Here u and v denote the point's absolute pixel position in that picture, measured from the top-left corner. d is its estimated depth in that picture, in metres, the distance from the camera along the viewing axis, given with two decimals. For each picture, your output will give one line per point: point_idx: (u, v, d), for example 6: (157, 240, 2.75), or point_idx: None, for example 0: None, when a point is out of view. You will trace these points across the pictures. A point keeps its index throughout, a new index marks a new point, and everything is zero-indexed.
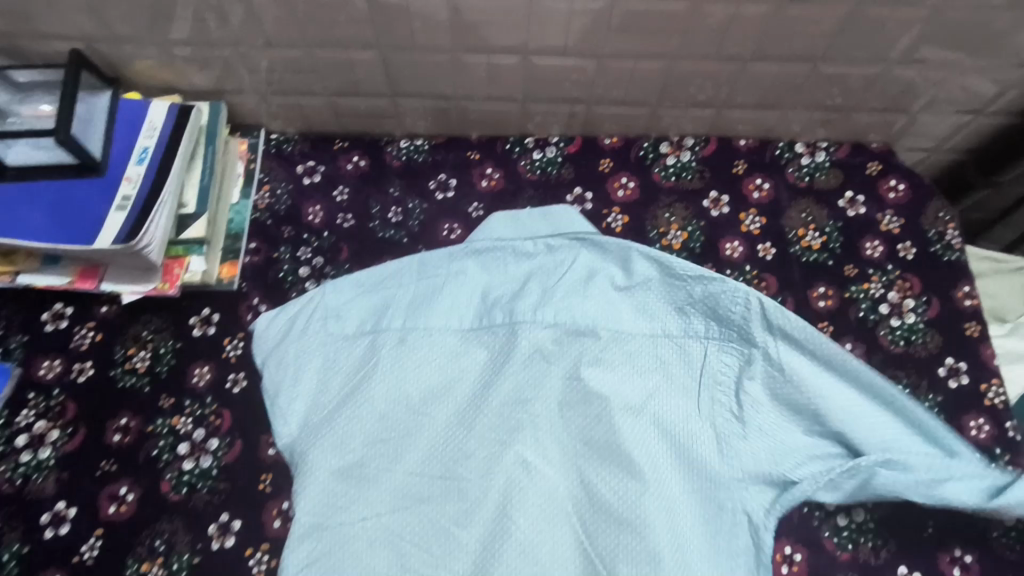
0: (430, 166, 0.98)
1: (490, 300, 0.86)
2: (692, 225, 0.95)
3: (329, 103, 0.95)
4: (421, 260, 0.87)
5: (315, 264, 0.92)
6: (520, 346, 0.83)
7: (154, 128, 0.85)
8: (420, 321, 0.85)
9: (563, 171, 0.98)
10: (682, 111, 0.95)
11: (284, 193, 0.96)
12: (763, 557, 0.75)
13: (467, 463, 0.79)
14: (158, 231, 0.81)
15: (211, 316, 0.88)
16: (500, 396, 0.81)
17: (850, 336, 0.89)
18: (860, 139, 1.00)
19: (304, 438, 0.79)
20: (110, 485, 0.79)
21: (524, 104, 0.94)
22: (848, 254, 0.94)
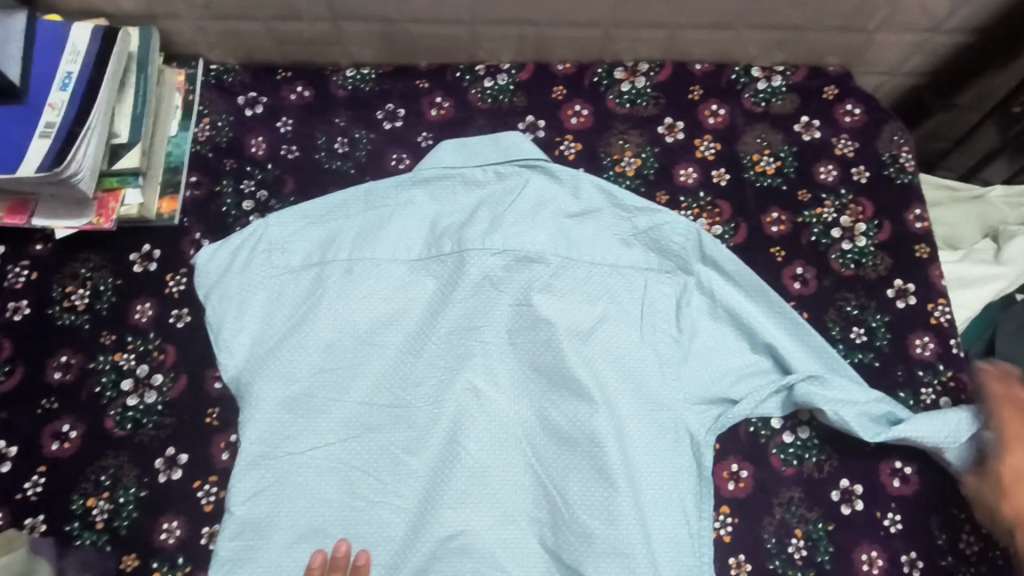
0: (378, 95, 0.94)
1: (439, 229, 0.85)
2: (646, 152, 0.93)
3: (268, 29, 0.91)
4: (368, 191, 0.86)
5: (258, 197, 0.89)
6: (469, 275, 0.82)
7: (77, 51, 0.80)
8: (366, 252, 0.83)
9: (515, 99, 0.95)
10: (635, 34, 0.93)
11: (225, 125, 0.92)
12: (705, 472, 0.78)
13: (417, 391, 0.79)
14: (88, 159, 0.77)
15: (153, 252, 0.85)
16: (449, 325, 0.81)
17: (802, 260, 0.89)
18: (817, 63, 0.98)
19: (249, 369, 0.78)
20: (52, 422, 0.78)
21: (472, 27, 0.91)
22: (803, 179, 0.93)
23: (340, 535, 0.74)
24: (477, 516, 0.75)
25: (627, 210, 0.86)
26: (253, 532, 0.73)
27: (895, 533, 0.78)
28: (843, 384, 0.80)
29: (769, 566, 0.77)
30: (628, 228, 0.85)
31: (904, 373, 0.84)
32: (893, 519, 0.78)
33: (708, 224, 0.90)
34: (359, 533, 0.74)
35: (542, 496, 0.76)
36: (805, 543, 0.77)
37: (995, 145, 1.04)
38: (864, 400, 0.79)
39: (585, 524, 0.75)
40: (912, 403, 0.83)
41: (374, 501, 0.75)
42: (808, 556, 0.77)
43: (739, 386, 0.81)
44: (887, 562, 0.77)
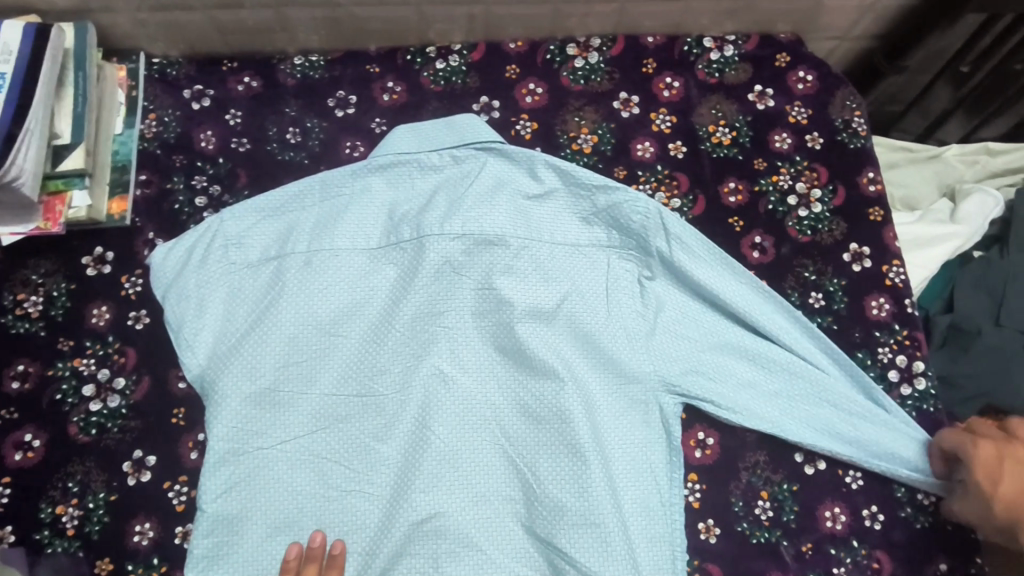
0: (328, 82, 0.93)
1: (397, 216, 0.84)
2: (601, 129, 0.93)
3: (209, 18, 0.88)
4: (323, 180, 0.85)
5: (212, 193, 0.87)
6: (430, 262, 0.82)
7: (9, 48, 0.77)
8: (325, 243, 0.82)
9: (469, 80, 0.94)
10: (584, 8, 0.92)
11: (172, 120, 0.90)
12: (674, 442, 0.80)
13: (383, 379, 0.79)
14: (29, 162, 0.75)
15: (105, 254, 0.84)
16: (412, 312, 0.81)
17: (760, 229, 0.90)
18: (768, 31, 0.99)
19: (212, 367, 0.77)
20: (13, 432, 0.77)
21: (419, 8, 0.90)
22: (758, 148, 0.94)
23: (315, 526, 0.74)
24: (450, 498, 0.76)
25: (586, 188, 0.86)
26: (226, 529, 0.73)
27: (856, 488, 0.81)
28: (796, 345, 0.84)
29: (737, 528, 0.79)
30: (586, 207, 0.86)
31: (861, 334, 0.86)
32: (853, 476, 0.81)
33: (666, 198, 0.91)
34: (332, 523, 0.75)
35: (513, 475, 0.78)
36: (771, 503, 0.80)
37: (949, 104, 1.05)
38: (817, 363, 0.84)
39: (558, 499, 0.76)
40: (869, 362, 0.85)
41: (346, 490, 0.76)
42: (774, 516, 0.79)
43: (702, 356, 0.83)
44: (849, 516, 0.80)
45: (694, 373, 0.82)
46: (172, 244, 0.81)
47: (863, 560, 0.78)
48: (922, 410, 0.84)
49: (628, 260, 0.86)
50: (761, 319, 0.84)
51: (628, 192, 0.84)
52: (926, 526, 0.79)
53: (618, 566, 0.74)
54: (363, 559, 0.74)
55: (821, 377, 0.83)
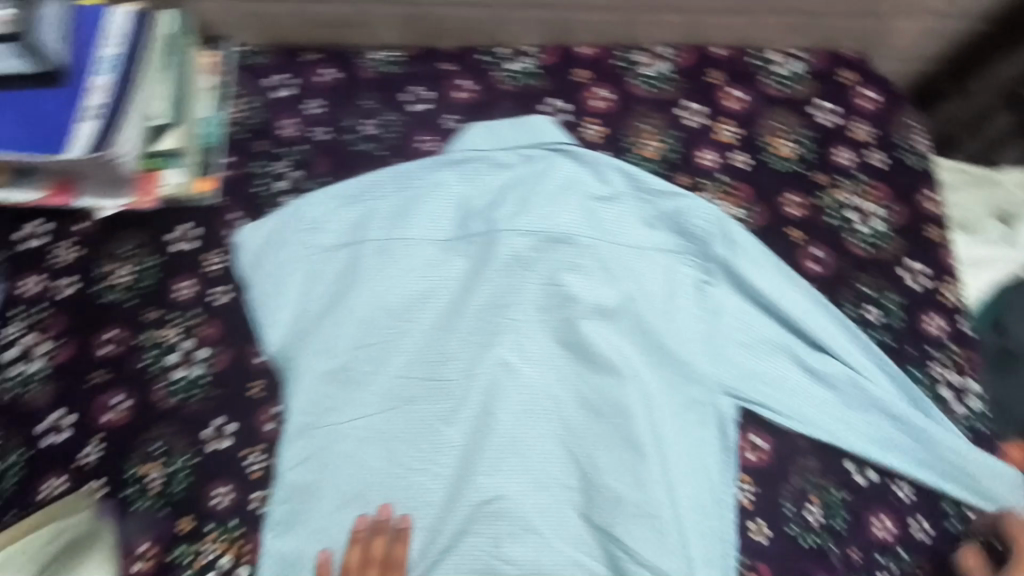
0: (405, 78, 0.95)
1: (469, 210, 0.87)
2: (668, 136, 0.96)
3: (297, 10, 0.92)
4: (399, 172, 0.88)
5: (293, 177, 0.91)
6: (501, 255, 0.85)
7: (118, 34, 0.82)
8: (398, 231, 0.86)
9: (541, 82, 0.97)
10: (655, 17, 0.95)
11: (256, 106, 0.93)
12: (729, 443, 0.84)
13: (452, 365, 0.83)
14: (132, 142, 0.80)
15: (191, 232, 0.87)
16: (481, 303, 0.84)
17: (817, 241, 0.93)
18: (834, 47, 1.01)
19: (292, 344, 0.82)
20: (103, 394, 0.81)
21: (498, 10, 0.93)
22: (819, 162, 0.96)
23: (382, 501, 0.78)
24: (512, 482, 0.80)
25: (653, 193, 0.89)
26: (302, 499, 0.77)
27: (905, 501, 0.84)
28: (849, 355, 0.87)
29: (787, 530, 0.83)
30: (652, 210, 0.88)
31: (913, 348, 0.89)
32: (902, 489, 0.84)
33: (728, 206, 0.94)
34: (401, 500, 0.79)
35: (573, 464, 0.81)
36: (820, 508, 0.84)
37: (1008, 130, 1.04)
38: (870, 374, 0.86)
39: (615, 489, 0.80)
40: (920, 376, 0.88)
41: (415, 469, 0.80)
42: (823, 521, 0.83)
43: (758, 361, 0.86)
44: (896, 526, 0.83)
45: (748, 377, 0.85)
46: (259, 226, 0.85)
47: (908, 567, 0.81)
48: (973, 428, 0.86)
49: (688, 264, 0.88)
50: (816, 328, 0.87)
51: (694, 199, 0.87)
52: (973, 540, 0.82)
53: (671, 557, 0.78)
54: (428, 534, 0.78)
55: (874, 386, 0.85)
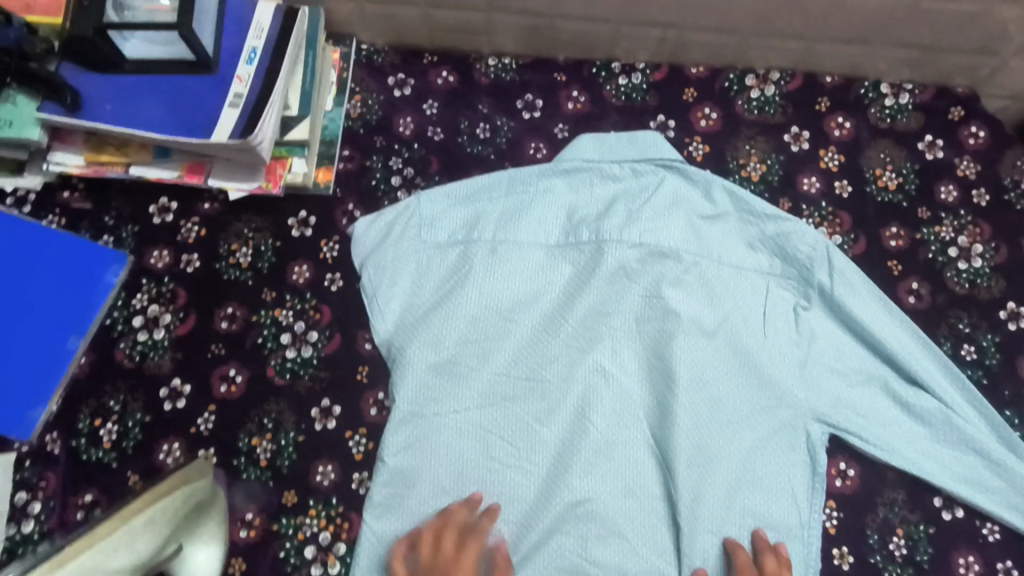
0: (518, 85, 0.99)
1: (577, 219, 0.90)
2: (771, 159, 0.97)
3: (423, 15, 0.95)
4: (511, 176, 0.91)
5: (406, 174, 0.95)
6: (604, 265, 0.88)
7: (262, 28, 0.87)
8: (509, 234, 0.89)
9: (648, 99, 0.99)
10: (771, 43, 0.95)
11: (375, 103, 0.97)
12: (819, 471, 0.84)
13: (551, 368, 0.85)
14: (269, 129, 0.83)
15: (308, 218, 0.92)
16: (583, 310, 0.87)
17: (917, 275, 0.93)
18: (946, 83, 1.00)
19: (401, 334, 0.85)
20: (220, 366, 0.86)
21: (616, 26, 0.94)
22: (923, 197, 0.96)
23: (476, 493, 0.81)
24: (603, 487, 0.82)
25: (757, 215, 0.90)
26: (401, 482, 0.81)
27: (992, 541, 0.83)
28: (947, 394, 0.86)
29: (870, 560, 0.82)
30: (755, 233, 0.90)
31: (1010, 392, 0.88)
32: (990, 529, 0.83)
33: (828, 234, 0.94)
34: (494, 493, 0.81)
35: (663, 475, 0.83)
36: (905, 541, 0.83)
37: None
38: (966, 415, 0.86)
39: (703, 504, 0.81)
40: (1016, 422, 0.87)
41: (509, 465, 0.82)
42: (908, 554, 0.82)
43: (850, 391, 0.86)
44: (982, 566, 0.82)
45: (842, 405, 0.86)
46: (373, 219, 0.89)
47: None
48: None
49: (787, 288, 0.90)
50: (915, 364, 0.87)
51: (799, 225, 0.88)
52: None
53: None
54: (518, 530, 0.81)
55: (968, 426, 0.85)
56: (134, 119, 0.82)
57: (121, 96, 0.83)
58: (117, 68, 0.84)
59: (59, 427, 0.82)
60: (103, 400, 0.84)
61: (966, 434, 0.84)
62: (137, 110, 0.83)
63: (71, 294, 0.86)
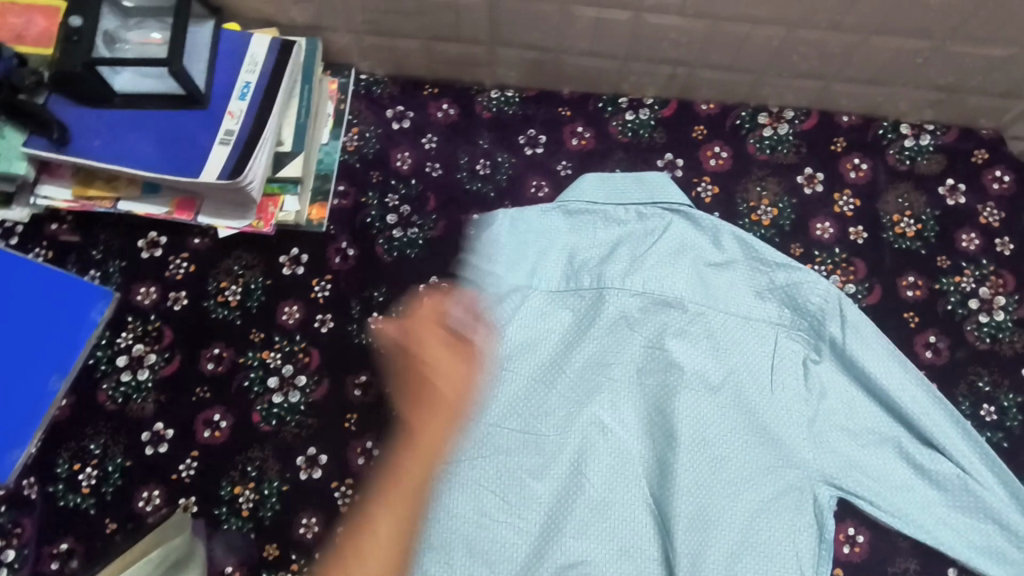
0: (521, 119, 0.96)
1: (578, 263, 0.87)
2: (783, 202, 0.93)
3: (424, 47, 0.92)
4: (511, 214, 0.87)
5: (402, 212, 0.91)
6: (602, 314, 0.85)
7: (256, 62, 0.84)
8: (507, 277, 0.85)
9: (656, 135, 0.96)
10: (785, 82, 0.91)
11: (372, 137, 0.95)
12: (826, 536, 0.79)
13: (548, 420, 0.82)
14: (260, 167, 0.81)
15: (301, 256, 0.89)
16: (582, 359, 0.84)
17: (934, 328, 0.88)
18: (969, 124, 0.95)
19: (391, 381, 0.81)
20: (204, 410, 0.83)
21: (624, 62, 0.91)
22: (943, 245, 0.92)
23: (464, 554, 0.77)
24: (599, 548, 0.78)
25: (766, 264, 0.86)
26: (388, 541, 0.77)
27: None
28: (965, 457, 0.81)
29: None
30: (769, 283, 0.86)
31: None
32: None
33: (841, 282, 0.90)
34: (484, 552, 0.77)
35: (661, 537, 0.79)
36: None
37: None
38: (987, 482, 0.80)
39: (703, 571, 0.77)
40: None
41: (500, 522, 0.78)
42: None
43: (862, 453, 0.81)
44: None
45: (852, 467, 0.81)
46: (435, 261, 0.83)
47: None
48: None
49: (796, 339, 0.85)
50: (932, 424, 0.82)
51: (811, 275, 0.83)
52: None
53: None
54: None
55: (989, 494, 0.80)
56: (122, 154, 0.80)
57: (109, 131, 0.80)
58: (105, 101, 0.81)
59: (37, 471, 0.80)
60: (83, 443, 0.81)
61: (986, 504, 0.79)
62: (125, 146, 0.80)
63: (53, 329, 0.83)
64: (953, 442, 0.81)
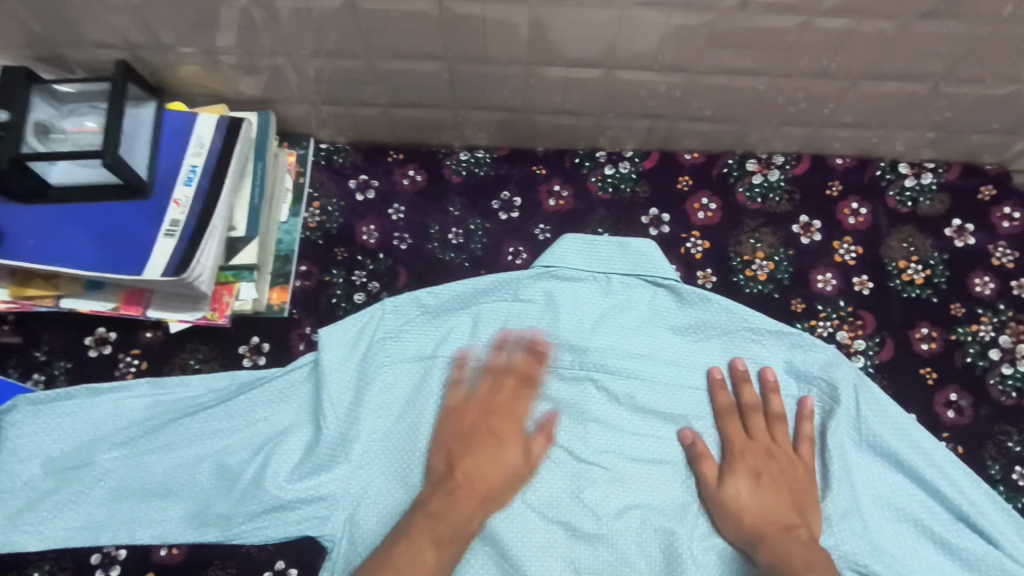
0: (493, 181, 0.90)
1: (142, 437, 0.76)
2: (779, 255, 0.87)
3: (385, 114, 0.85)
4: (183, 415, 0.77)
5: (371, 289, 0.85)
6: (79, 457, 0.76)
7: (202, 145, 0.79)
8: (163, 462, 0.76)
9: (638, 189, 0.90)
10: (772, 129, 0.85)
11: (335, 210, 0.89)
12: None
13: (181, 509, 0.74)
14: (209, 259, 0.75)
15: (261, 344, 0.83)
16: (159, 467, 0.76)
17: (955, 385, 0.81)
18: (973, 160, 0.89)
19: (342, 502, 0.75)
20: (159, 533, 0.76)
21: (599, 118, 0.85)
22: (956, 291, 0.85)
23: None
24: None
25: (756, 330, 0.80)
26: None
27: None
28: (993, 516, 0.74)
29: None
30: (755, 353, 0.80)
31: None
32: None
33: (849, 338, 0.83)
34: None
35: None
36: None
37: None
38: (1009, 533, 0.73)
39: None
40: None
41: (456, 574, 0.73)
42: None
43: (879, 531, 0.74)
44: None
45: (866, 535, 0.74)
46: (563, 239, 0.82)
47: None
48: None
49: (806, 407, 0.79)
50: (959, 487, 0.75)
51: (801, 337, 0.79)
52: None
53: None
54: None
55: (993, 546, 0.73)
56: (60, 254, 0.74)
57: (45, 230, 0.75)
58: (40, 197, 0.76)
59: None
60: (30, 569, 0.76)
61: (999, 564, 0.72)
62: (64, 245, 0.74)
63: None
64: (977, 507, 0.74)
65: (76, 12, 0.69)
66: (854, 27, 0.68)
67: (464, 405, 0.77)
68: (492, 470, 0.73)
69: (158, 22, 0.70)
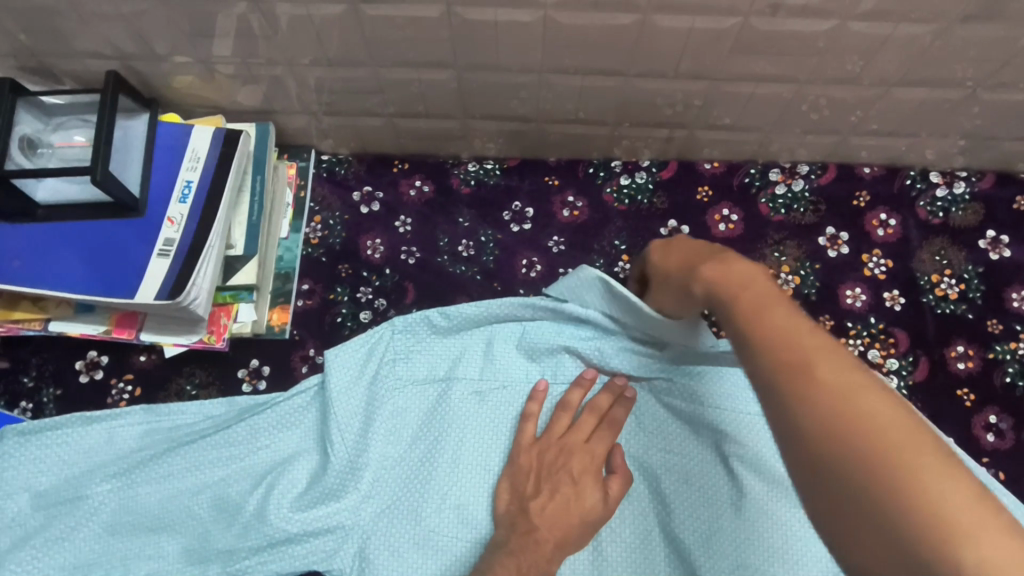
0: (504, 192, 0.86)
1: (136, 467, 0.72)
2: (805, 268, 0.83)
3: (390, 124, 0.81)
4: (179, 443, 0.73)
5: (377, 307, 0.81)
6: (70, 489, 0.71)
7: (198, 158, 0.75)
8: (160, 494, 0.72)
9: (656, 201, 0.86)
10: (797, 138, 0.81)
11: (338, 224, 0.85)
12: None
13: (179, 544, 0.70)
14: (206, 281, 0.71)
15: (261, 368, 0.78)
16: (156, 499, 0.71)
17: (995, 407, 0.77)
18: (1007, 168, 0.84)
19: (350, 534, 0.70)
20: None
21: (614, 128, 0.80)
22: (992, 307, 0.80)
23: None
24: None
25: None
26: None
27: None
28: None
29: None
30: None
31: None
32: None
33: (881, 357, 0.79)
34: None
35: None
36: None
37: None
38: None
39: None
40: None
41: None
42: None
43: None
44: None
45: None
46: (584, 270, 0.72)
47: None
48: None
49: None
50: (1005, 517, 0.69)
51: None
52: None
53: None
54: None
55: None
56: (47, 275, 0.70)
57: (31, 250, 0.71)
58: (26, 215, 0.71)
59: None
60: None
61: None
62: (51, 266, 0.70)
63: None
64: None
65: (63, 22, 0.65)
66: (890, 32, 0.63)
67: (537, 446, 0.72)
68: (566, 512, 0.68)
69: (150, 31, 0.66)
